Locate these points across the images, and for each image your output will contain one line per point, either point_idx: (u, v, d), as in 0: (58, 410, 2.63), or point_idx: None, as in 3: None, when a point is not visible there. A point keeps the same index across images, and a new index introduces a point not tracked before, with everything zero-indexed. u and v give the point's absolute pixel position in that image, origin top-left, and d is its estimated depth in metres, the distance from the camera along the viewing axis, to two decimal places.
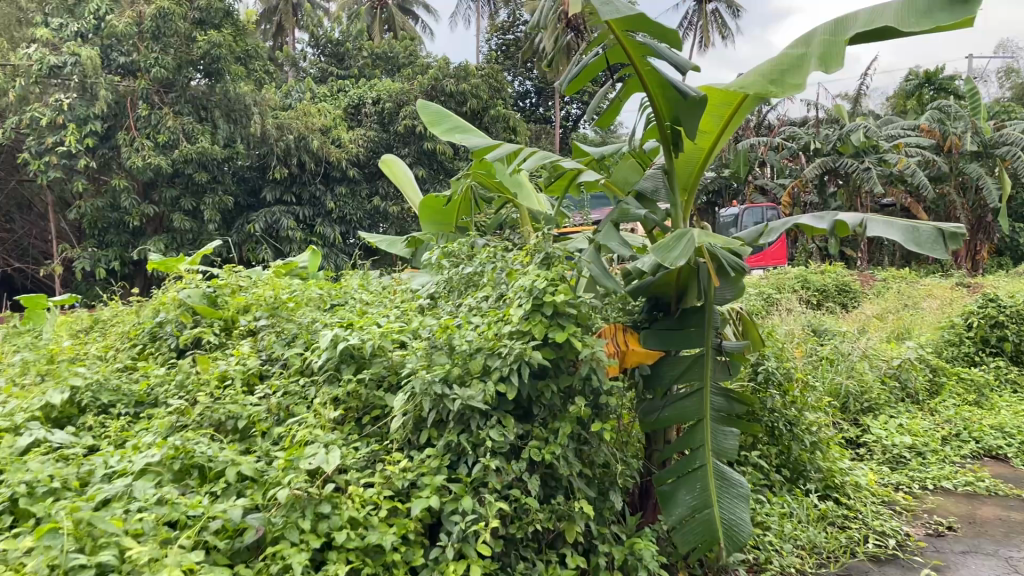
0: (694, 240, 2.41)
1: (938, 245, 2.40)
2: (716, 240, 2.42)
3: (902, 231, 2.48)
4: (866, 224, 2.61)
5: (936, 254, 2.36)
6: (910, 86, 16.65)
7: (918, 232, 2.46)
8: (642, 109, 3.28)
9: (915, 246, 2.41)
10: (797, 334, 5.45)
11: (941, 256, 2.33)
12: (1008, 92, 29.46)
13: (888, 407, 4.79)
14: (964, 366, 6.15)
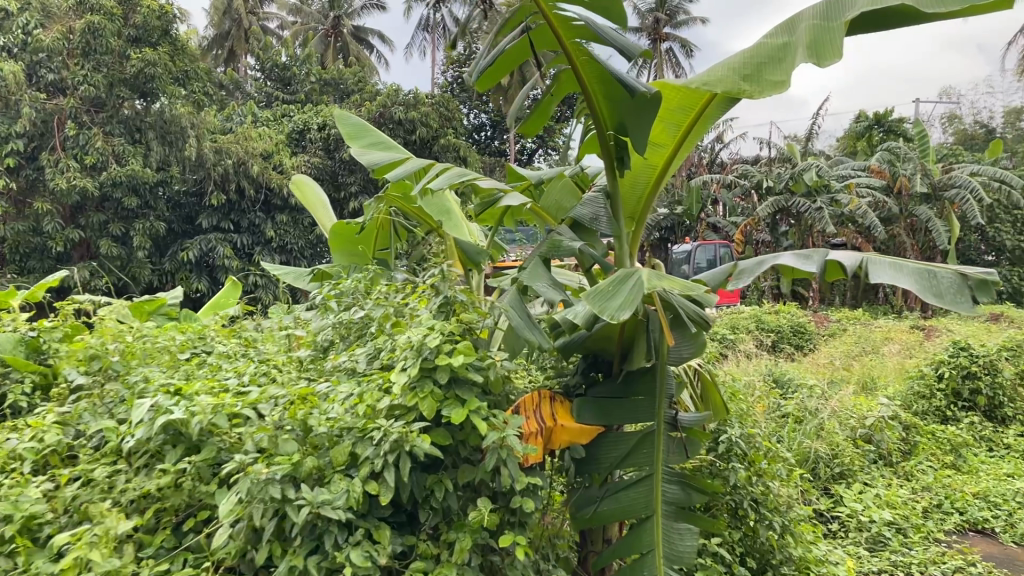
0: (643, 284, 1.78)
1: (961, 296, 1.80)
2: (672, 285, 1.80)
3: (914, 277, 1.90)
4: (865, 266, 2.02)
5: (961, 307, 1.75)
6: (861, 127, 16.57)
7: (933, 279, 1.87)
8: (580, 118, 2.68)
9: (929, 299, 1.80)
10: (758, 386, 4.90)
11: (967, 311, 1.73)
12: (951, 137, 30.02)
13: (862, 473, 4.22)
14: (936, 422, 5.66)
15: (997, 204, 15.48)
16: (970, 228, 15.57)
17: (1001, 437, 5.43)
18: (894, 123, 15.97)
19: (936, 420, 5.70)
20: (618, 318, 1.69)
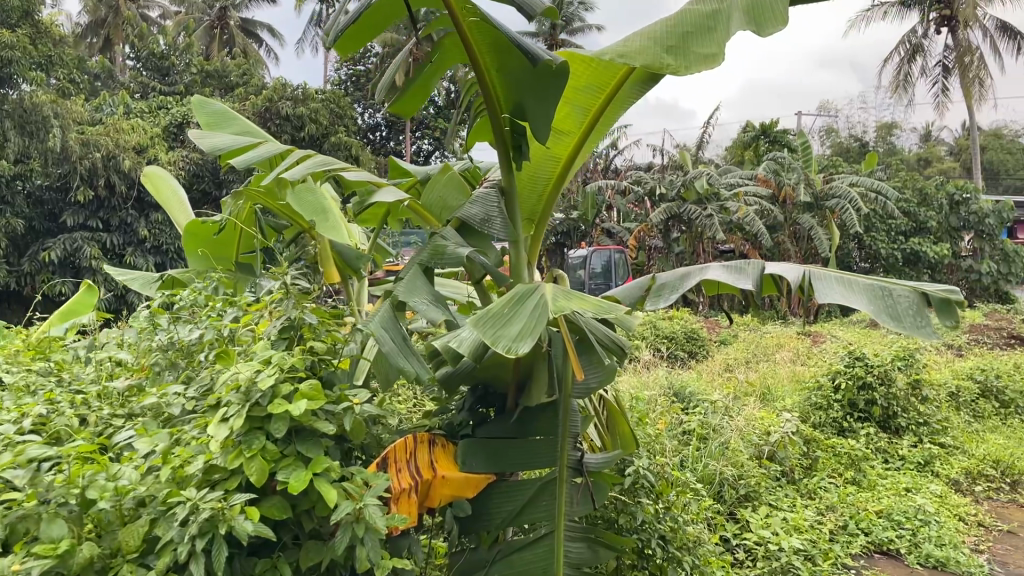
0: (547, 310, 1.39)
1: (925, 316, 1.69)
2: (583, 306, 1.42)
3: (865, 297, 1.75)
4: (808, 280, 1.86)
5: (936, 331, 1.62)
6: (748, 137, 16.92)
7: (890, 298, 1.73)
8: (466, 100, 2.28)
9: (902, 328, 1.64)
10: (660, 401, 4.63)
11: (930, 338, 1.60)
12: (828, 150, 31.35)
13: (767, 495, 3.98)
14: (834, 434, 5.55)
15: (873, 214, 16.12)
16: (850, 236, 16.15)
17: (895, 448, 5.37)
18: (779, 134, 16.40)
19: (834, 432, 5.59)
20: (517, 351, 1.30)
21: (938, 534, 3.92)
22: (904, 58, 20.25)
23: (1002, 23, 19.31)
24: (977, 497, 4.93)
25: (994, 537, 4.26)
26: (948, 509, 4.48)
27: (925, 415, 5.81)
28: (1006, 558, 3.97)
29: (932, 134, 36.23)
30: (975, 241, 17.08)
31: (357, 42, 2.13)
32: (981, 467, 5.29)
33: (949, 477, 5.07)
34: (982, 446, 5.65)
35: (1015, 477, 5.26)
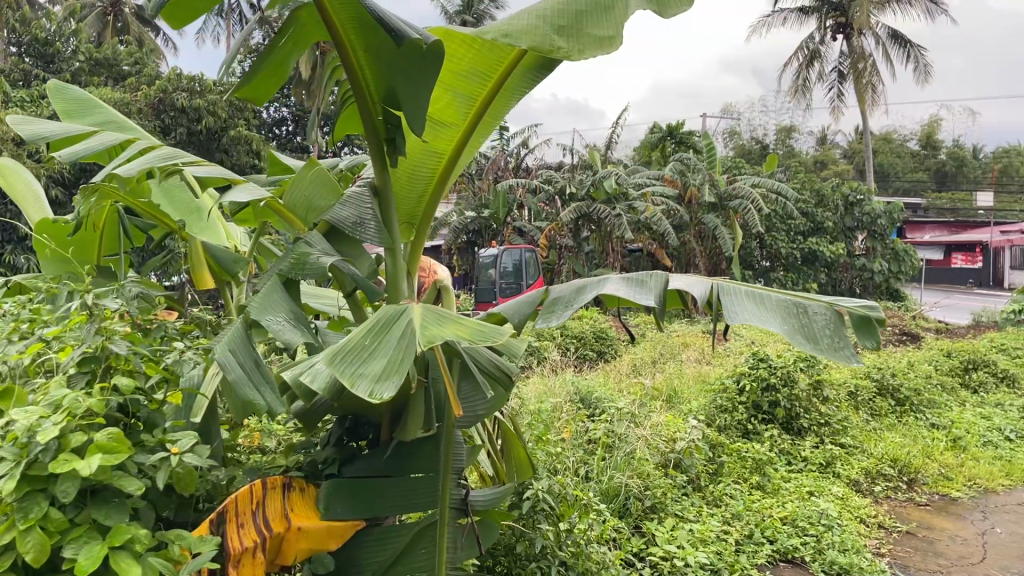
0: (415, 343, 1.16)
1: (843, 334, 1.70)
2: (456, 333, 1.20)
3: (781, 314, 1.73)
4: (717, 294, 1.80)
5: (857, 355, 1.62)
6: (654, 138, 17.10)
7: (807, 315, 1.72)
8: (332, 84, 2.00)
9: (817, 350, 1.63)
10: (565, 408, 4.47)
11: (848, 361, 1.58)
12: (732, 151, 32.25)
13: (673, 505, 3.84)
14: (739, 437, 5.48)
15: (773, 214, 16.57)
16: (751, 236, 16.55)
17: (798, 450, 5.37)
18: (685, 135, 16.64)
19: (739, 434, 5.53)
20: (382, 397, 1.07)
21: (842, 539, 3.89)
22: (802, 63, 20.94)
23: (892, 32, 20.21)
24: (876, 498, 4.98)
25: (893, 538, 4.28)
26: (850, 510, 4.49)
27: (826, 415, 5.87)
28: (906, 561, 3.98)
29: (828, 138, 37.77)
30: (867, 241, 17.77)
31: (189, 9, 1.83)
32: (878, 466, 5.37)
33: (850, 477, 5.10)
34: (879, 445, 5.74)
35: (910, 475, 5.40)
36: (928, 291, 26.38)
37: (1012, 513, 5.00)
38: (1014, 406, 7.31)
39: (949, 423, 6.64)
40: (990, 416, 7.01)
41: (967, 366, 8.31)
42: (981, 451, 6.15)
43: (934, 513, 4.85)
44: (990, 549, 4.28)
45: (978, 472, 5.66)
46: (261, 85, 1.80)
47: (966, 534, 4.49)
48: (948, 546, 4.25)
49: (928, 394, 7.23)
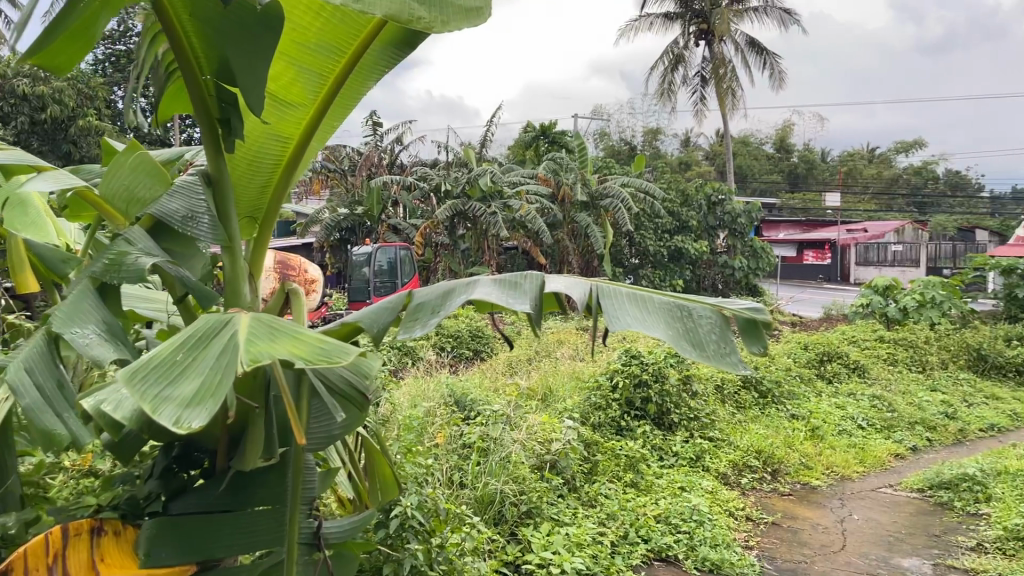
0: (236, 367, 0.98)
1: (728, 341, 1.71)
2: (284, 350, 1.03)
3: (666, 317, 1.71)
4: (597, 294, 1.75)
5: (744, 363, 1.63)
6: (528, 137, 17.15)
7: (691, 319, 1.71)
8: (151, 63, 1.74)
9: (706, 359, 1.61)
10: (439, 413, 4.30)
11: (734, 371, 1.58)
12: (602, 151, 32.93)
13: (548, 508, 3.74)
14: (614, 434, 5.39)
15: (642, 213, 17.02)
16: (622, 234, 16.92)
17: (670, 445, 5.41)
18: (558, 135, 16.80)
19: (613, 431, 5.48)
20: (189, 426, 0.89)
21: (713, 534, 3.91)
22: (667, 67, 21.62)
23: (750, 40, 21.19)
24: (743, 490, 5.09)
25: (760, 530, 4.38)
26: (720, 504, 4.56)
27: (695, 410, 5.96)
28: (773, 552, 4.06)
29: (692, 140, 39.38)
30: (729, 239, 18.57)
31: None
32: (744, 459, 5.50)
33: (718, 470, 5.19)
34: (745, 437, 5.89)
35: (773, 466, 5.58)
36: (783, 286, 27.92)
37: (866, 499, 5.25)
38: (864, 395, 7.75)
39: (807, 413, 6.93)
40: (843, 406, 7.40)
41: (822, 358, 8.74)
42: (836, 439, 6.46)
43: (797, 503, 5.01)
44: (849, 535, 4.46)
45: (834, 461, 5.93)
46: (60, 54, 1.53)
47: (826, 522, 4.67)
48: (810, 535, 4.39)
49: (787, 386, 7.54)
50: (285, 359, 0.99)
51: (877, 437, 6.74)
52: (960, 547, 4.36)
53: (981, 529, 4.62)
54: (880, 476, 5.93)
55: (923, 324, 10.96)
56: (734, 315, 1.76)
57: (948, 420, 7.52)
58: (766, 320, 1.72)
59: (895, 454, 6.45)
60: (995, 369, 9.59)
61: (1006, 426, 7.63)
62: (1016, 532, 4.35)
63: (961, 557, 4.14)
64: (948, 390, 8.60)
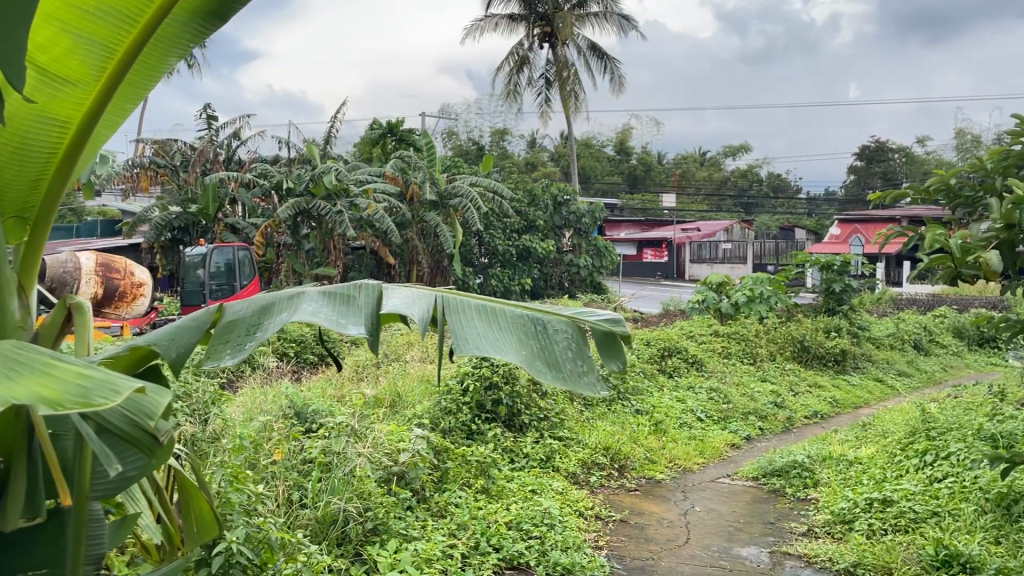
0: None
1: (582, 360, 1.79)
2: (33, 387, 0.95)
3: (516, 332, 1.79)
4: (446, 305, 1.81)
5: (595, 382, 1.73)
6: (374, 135, 16.72)
7: (543, 335, 1.80)
8: None
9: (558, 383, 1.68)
10: (278, 427, 3.99)
11: (579, 391, 1.68)
12: (450, 152, 32.73)
13: (395, 521, 3.55)
14: (464, 437, 5.16)
15: (490, 213, 17.09)
16: (470, 233, 16.90)
17: (521, 446, 5.29)
18: (405, 133, 16.50)
19: (463, 435, 5.21)
20: None
21: (565, 538, 3.84)
22: (512, 67, 21.83)
23: (591, 44, 21.79)
24: (592, 489, 5.09)
25: (609, 529, 4.37)
26: (570, 505, 4.53)
27: (546, 410, 5.88)
28: (621, 551, 4.08)
29: (537, 142, 40.02)
30: (574, 238, 19.01)
31: None
32: (593, 456, 5.54)
33: (568, 470, 5.16)
34: (593, 434, 5.93)
35: (620, 462, 5.67)
36: (625, 284, 28.87)
37: (706, 490, 5.44)
38: (702, 388, 8.08)
39: (650, 408, 7.11)
40: (683, 399, 7.67)
41: (663, 353, 9.01)
42: (678, 432, 6.68)
43: (643, 498, 5.11)
44: (692, 528, 4.57)
45: (676, 454, 6.12)
46: None
47: (671, 515, 4.77)
48: (656, 530, 4.47)
49: (632, 382, 7.71)
50: (24, 405, 0.91)
51: (715, 429, 7.04)
52: (793, 532, 4.58)
53: (811, 514, 4.89)
54: (719, 465, 6.19)
55: (753, 318, 11.63)
56: (593, 329, 1.85)
57: (777, 408, 7.99)
58: (624, 335, 1.80)
59: (731, 444, 6.77)
60: (815, 359, 10.33)
61: (826, 413, 8.22)
62: (841, 515, 4.64)
63: (794, 543, 4.34)
64: (776, 379, 9.17)
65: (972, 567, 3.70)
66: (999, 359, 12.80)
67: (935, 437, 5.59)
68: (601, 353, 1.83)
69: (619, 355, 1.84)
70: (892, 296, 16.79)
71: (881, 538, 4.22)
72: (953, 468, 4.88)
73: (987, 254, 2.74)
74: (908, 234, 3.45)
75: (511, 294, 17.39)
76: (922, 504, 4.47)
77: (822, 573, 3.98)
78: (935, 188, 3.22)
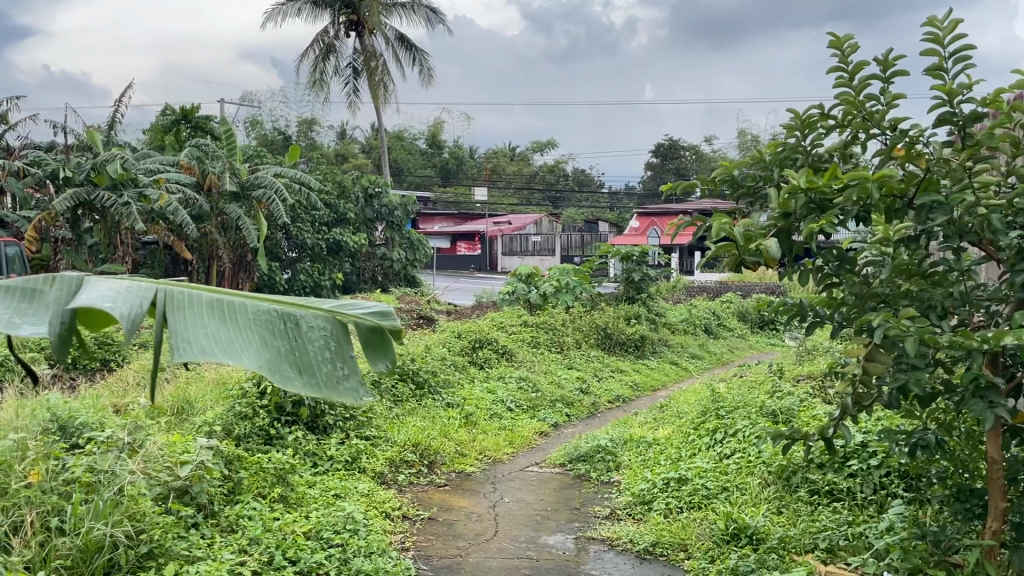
0: None
1: (340, 362, 1.88)
2: None
3: (263, 331, 1.86)
4: (189, 307, 1.86)
5: (348, 385, 1.84)
6: (166, 120, 15.41)
7: (295, 333, 1.89)
8: None
9: (303, 387, 1.77)
10: (35, 445, 3.48)
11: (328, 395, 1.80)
12: (254, 141, 31.10)
13: (175, 544, 3.19)
14: (260, 443, 4.77)
15: (296, 205, 16.37)
16: (274, 226, 16.09)
17: (324, 449, 4.99)
18: (201, 120, 15.33)
19: (261, 440, 4.82)
20: None
21: (369, 543, 3.65)
22: (318, 55, 21.07)
23: (399, 35, 21.49)
24: (400, 488, 4.93)
25: (416, 529, 4.23)
26: (375, 507, 4.34)
27: (351, 408, 5.54)
28: (429, 550, 3.95)
29: (346, 133, 39.09)
30: (386, 230, 18.66)
31: None
32: (401, 454, 5.36)
33: (375, 470, 4.95)
34: (402, 431, 5.75)
35: (429, 458, 5.54)
36: (439, 277, 28.85)
37: (515, 480, 5.44)
38: (512, 377, 8.15)
39: (461, 400, 7.03)
40: (493, 389, 7.68)
41: (474, 345, 8.97)
42: (488, 423, 6.66)
43: (452, 493, 5.02)
44: (501, 520, 4.54)
45: (486, 445, 6.09)
46: None
47: (479, 509, 4.72)
48: (465, 526, 4.38)
49: (443, 374, 7.59)
50: None
51: (524, 418, 7.10)
52: (597, 517, 4.66)
53: (614, 497, 5.02)
54: (528, 454, 6.23)
55: (560, 308, 11.96)
56: (355, 326, 1.96)
57: (583, 395, 8.22)
58: (391, 331, 1.95)
59: (539, 432, 6.86)
60: (618, 345, 10.77)
61: (628, 396, 8.58)
62: (642, 496, 4.79)
63: (599, 527, 4.42)
64: (582, 366, 9.46)
65: (759, 538, 3.96)
66: (777, 339, 14.06)
67: (725, 415, 5.94)
68: (365, 350, 1.95)
69: (385, 353, 1.98)
70: (685, 284, 17.94)
71: (677, 517, 4.40)
72: (741, 444, 5.20)
73: (768, 241, 2.87)
74: (698, 224, 3.59)
75: (320, 289, 16.80)
76: (714, 480, 4.72)
77: (623, 555, 4.07)
78: (721, 178, 3.35)
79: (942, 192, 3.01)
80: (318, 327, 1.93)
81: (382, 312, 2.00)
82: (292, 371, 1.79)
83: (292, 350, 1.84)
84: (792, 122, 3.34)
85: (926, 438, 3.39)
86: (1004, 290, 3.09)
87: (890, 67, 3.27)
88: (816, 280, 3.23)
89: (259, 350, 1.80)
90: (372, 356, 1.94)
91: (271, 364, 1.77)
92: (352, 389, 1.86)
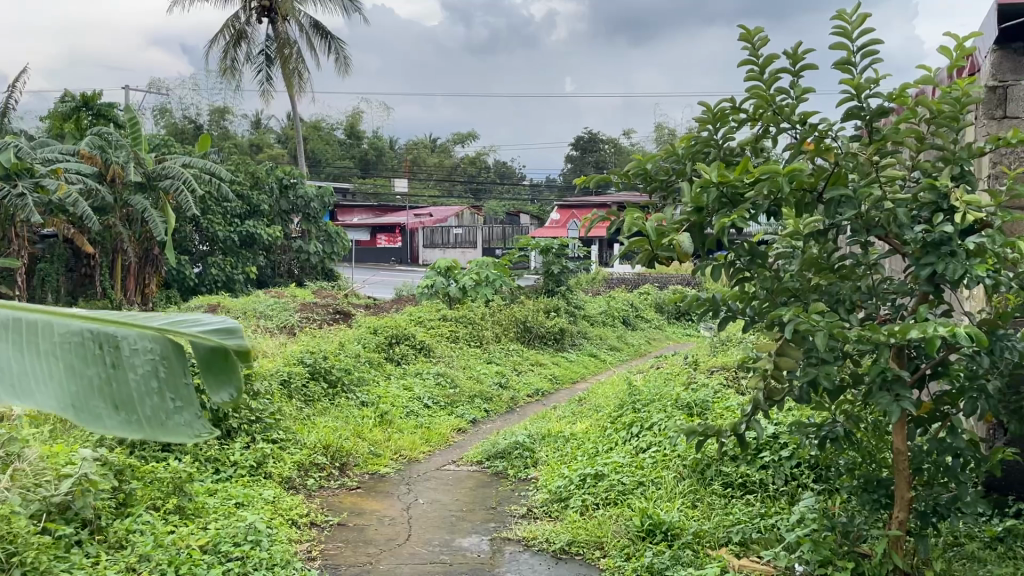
0: None
1: (171, 394, 1.28)
2: None
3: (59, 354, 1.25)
4: None
5: (184, 427, 1.23)
6: (64, 107, 14.57)
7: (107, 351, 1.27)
8: None
9: (112, 432, 1.17)
10: None
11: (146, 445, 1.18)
12: (163, 130, 29.84)
13: (53, 567, 2.93)
14: (156, 450, 4.49)
15: (206, 196, 15.75)
16: (183, 218, 15.44)
17: (227, 454, 4.74)
18: (104, 107, 14.50)
19: (158, 448, 4.55)
20: None
21: (272, 555, 3.47)
22: (228, 41, 20.34)
23: (314, 23, 20.93)
24: (308, 492, 4.73)
25: (324, 536, 4.06)
26: (280, 514, 4.15)
27: (257, 410, 5.27)
28: (336, 558, 3.78)
29: (261, 123, 37.99)
30: (302, 223, 18.15)
31: None
32: (311, 457, 5.15)
33: (282, 475, 4.74)
34: (312, 433, 5.53)
35: (341, 460, 5.36)
36: (358, 270, 28.35)
37: (430, 480, 5.30)
38: (429, 373, 7.99)
39: (376, 399, 6.83)
40: (410, 386, 7.51)
41: (391, 341, 8.76)
42: (404, 422, 6.49)
43: (365, 495, 4.85)
44: (414, 523, 4.40)
45: (401, 445, 5.93)
46: None
47: (392, 512, 4.56)
48: (376, 530, 4.23)
49: (358, 372, 7.36)
50: None
51: (442, 415, 6.96)
52: (513, 516, 4.57)
53: (531, 494, 4.94)
54: (444, 452, 6.09)
55: (480, 302, 11.85)
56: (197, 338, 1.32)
57: (501, 389, 8.13)
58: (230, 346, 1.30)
59: (457, 429, 6.73)
60: (537, 338, 10.73)
61: (547, 390, 8.55)
62: (559, 493, 4.73)
63: (514, 527, 4.33)
64: (501, 360, 9.38)
65: (673, 534, 3.94)
66: (692, 330, 14.31)
67: (641, 409, 5.95)
68: (204, 376, 1.32)
69: (234, 377, 1.35)
70: (604, 276, 18.08)
71: (593, 514, 4.35)
72: (656, 437, 5.20)
73: (681, 237, 2.83)
74: (612, 218, 3.52)
75: (233, 284, 16.23)
76: (630, 476, 4.70)
77: (539, 555, 3.98)
78: (634, 171, 3.28)
79: (849, 187, 3.02)
80: (144, 343, 1.32)
81: (227, 327, 1.37)
82: (100, 408, 1.21)
83: (101, 378, 1.24)
84: (704, 116, 3.30)
85: (835, 431, 3.42)
86: (908, 283, 3.13)
87: (799, 61, 3.26)
88: (728, 275, 3.20)
89: (50, 382, 1.20)
90: (214, 385, 1.31)
91: (68, 404, 1.18)
92: (192, 431, 1.27)
